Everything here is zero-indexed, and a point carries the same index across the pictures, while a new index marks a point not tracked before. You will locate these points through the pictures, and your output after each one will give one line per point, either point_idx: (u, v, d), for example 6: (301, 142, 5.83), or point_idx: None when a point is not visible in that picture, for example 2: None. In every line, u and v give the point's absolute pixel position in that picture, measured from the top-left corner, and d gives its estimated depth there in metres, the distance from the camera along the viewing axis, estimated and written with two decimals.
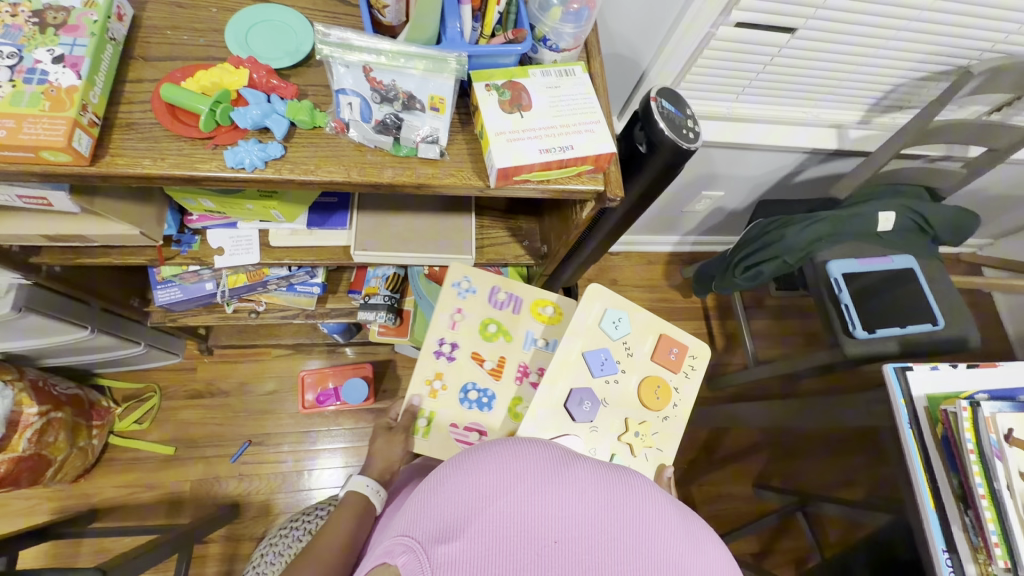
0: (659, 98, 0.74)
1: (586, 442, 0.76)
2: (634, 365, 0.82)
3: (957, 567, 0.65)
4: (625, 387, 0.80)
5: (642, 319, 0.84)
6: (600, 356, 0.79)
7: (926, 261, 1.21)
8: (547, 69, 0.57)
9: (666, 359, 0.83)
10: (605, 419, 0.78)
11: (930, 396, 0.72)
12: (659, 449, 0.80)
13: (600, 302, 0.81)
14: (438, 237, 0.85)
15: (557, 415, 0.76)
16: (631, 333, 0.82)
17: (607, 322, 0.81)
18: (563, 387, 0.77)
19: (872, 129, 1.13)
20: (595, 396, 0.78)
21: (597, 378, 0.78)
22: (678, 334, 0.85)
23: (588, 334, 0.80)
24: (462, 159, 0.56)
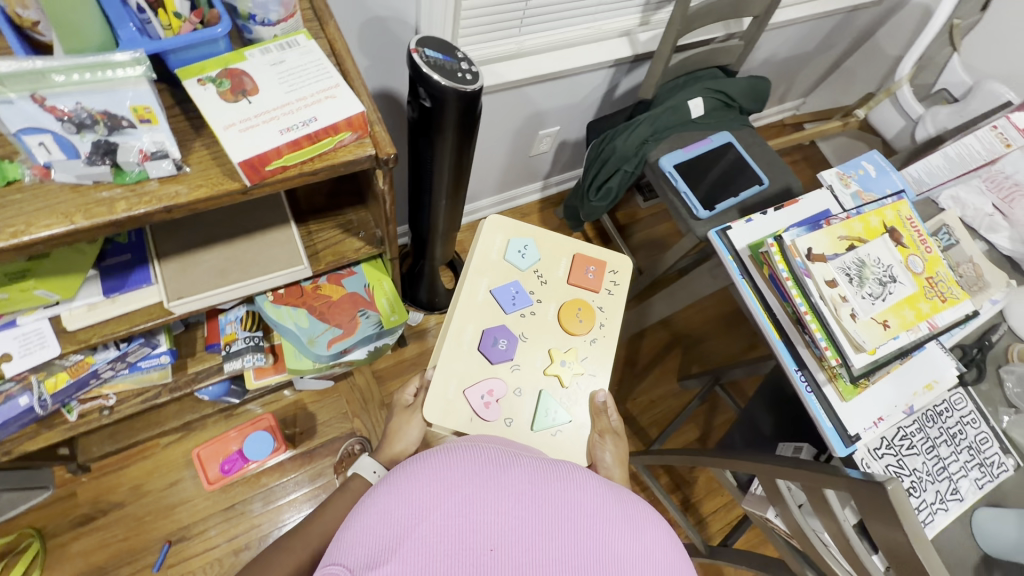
0: (420, 48, 0.73)
1: (510, 383, 0.76)
2: (549, 293, 0.82)
3: (811, 381, 0.74)
4: (543, 317, 0.80)
5: (551, 246, 0.86)
6: (508, 290, 0.80)
7: (741, 132, 1.33)
8: (266, 45, 0.53)
9: (584, 279, 0.83)
10: (527, 355, 0.78)
11: (751, 244, 0.80)
12: (591, 374, 0.79)
13: (503, 238, 0.84)
14: (261, 258, 0.79)
15: (473, 360, 0.76)
16: (541, 261, 0.84)
17: (513, 253, 0.83)
18: (475, 329, 0.78)
19: (655, 28, 1.20)
20: (510, 332, 0.78)
21: (509, 313, 0.79)
22: (592, 251, 0.86)
23: (498, 270, 0.82)
24: (210, 167, 0.51)
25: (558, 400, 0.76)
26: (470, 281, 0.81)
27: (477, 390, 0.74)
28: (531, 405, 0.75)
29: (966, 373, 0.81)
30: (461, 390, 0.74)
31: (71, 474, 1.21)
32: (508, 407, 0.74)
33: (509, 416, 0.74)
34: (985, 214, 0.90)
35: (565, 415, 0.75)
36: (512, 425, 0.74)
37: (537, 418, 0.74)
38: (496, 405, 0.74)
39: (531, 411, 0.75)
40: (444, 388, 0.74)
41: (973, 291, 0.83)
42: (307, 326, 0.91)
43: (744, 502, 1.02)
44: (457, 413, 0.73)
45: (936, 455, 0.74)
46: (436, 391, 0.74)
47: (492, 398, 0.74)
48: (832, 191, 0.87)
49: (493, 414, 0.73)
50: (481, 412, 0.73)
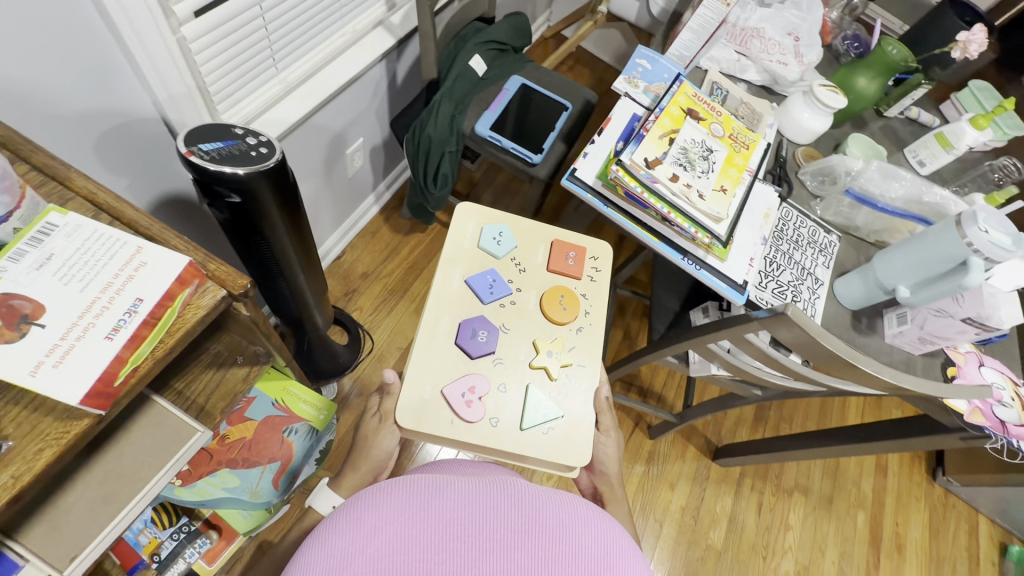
0: (192, 148, 0.62)
1: (494, 378, 0.71)
2: (528, 282, 0.79)
3: (696, 260, 0.86)
4: (524, 307, 0.77)
5: (527, 234, 0.84)
6: (485, 280, 0.77)
7: (524, 68, 1.39)
8: (12, 249, 0.41)
9: (564, 265, 0.81)
10: (512, 348, 0.74)
11: (599, 174, 0.87)
12: (580, 366, 0.75)
13: (476, 226, 0.82)
14: (143, 454, 0.64)
15: (451, 355, 0.72)
16: (517, 249, 0.81)
17: (488, 240, 0.80)
18: (450, 323, 0.74)
19: (403, 6, 1.16)
20: (490, 323, 0.74)
21: (488, 304, 0.76)
22: (573, 237, 0.84)
23: (472, 258, 0.79)
24: (35, 424, 0.40)
25: (546, 395, 0.71)
26: (444, 271, 0.78)
27: (458, 387, 0.69)
28: (516, 400, 0.71)
29: (782, 190, 1.00)
30: (438, 390, 0.70)
31: None
32: (494, 404, 0.70)
33: (496, 415, 0.69)
34: (735, 61, 1.10)
35: (556, 411, 0.71)
36: (496, 426, 0.69)
37: (527, 416, 0.69)
38: (478, 404, 0.69)
39: (519, 407, 0.70)
40: (420, 388, 0.69)
41: (756, 125, 1.01)
42: (239, 483, 0.81)
43: (691, 371, 1.17)
44: (437, 413, 0.68)
45: (797, 261, 0.93)
46: (411, 393, 0.69)
47: (473, 396, 0.69)
48: (629, 96, 0.97)
49: (476, 413, 0.68)
50: (464, 411, 0.68)
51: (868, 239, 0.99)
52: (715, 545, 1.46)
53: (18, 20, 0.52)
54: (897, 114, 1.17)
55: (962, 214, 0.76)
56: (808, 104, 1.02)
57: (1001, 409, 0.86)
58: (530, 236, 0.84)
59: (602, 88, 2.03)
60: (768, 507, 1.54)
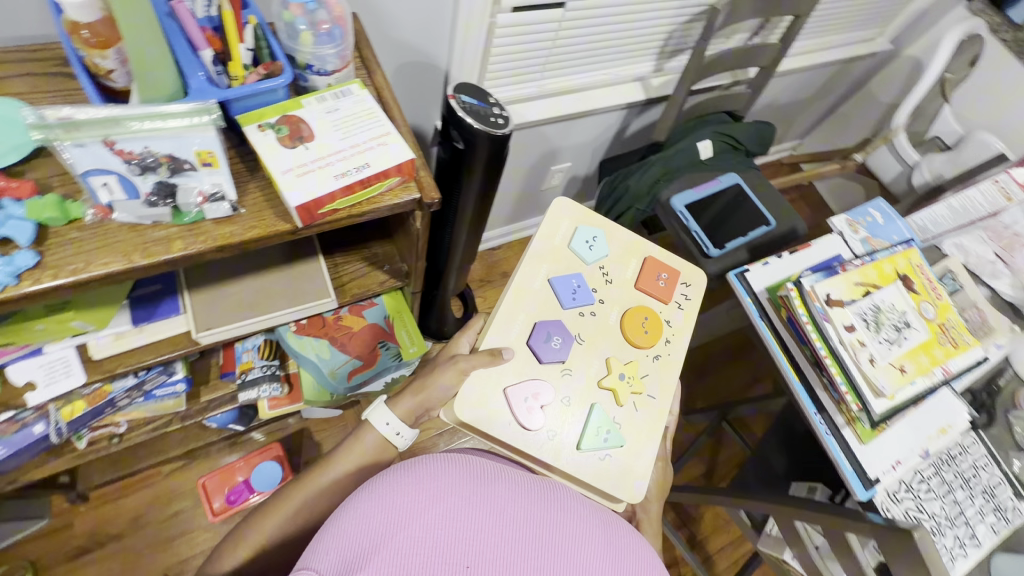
0: (457, 95, 0.77)
1: (559, 388, 0.66)
2: (613, 296, 0.73)
3: (831, 424, 0.76)
4: (603, 321, 0.71)
5: (622, 244, 0.77)
6: (570, 283, 0.71)
7: (747, 173, 1.36)
8: (322, 94, 0.55)
9: (654, 285, 0.75)
10: (583, 362, 0.69)
11: (769, 287, 0.83)
12: (649, 396, 0.70)
13: (569, 224, 0.76)
14: (292, 291, 0.80)
15: (520, 355, 0.67)
16: (608, 257, 0.75)
17: (579, 242, 0.74)
18: (526, 321, 0.68)
19: (668, 74, 1.27)
20: (566, 330, 0.69)
21: (568, 310, 0.70)
22: (668, 258, 0.77)
23: (560, 257, 0.73)
24: (262, 209, 0.53)
25: (611, 420, 0.66)
26: (528, 265, 0.72)
27: (522, 390, 0.64)
28: (580, 419, 0.66)
29: (977, 417, 0.83)
30: (503, 386, 0.65)
31: (69, 503, 1.18)
32: (555, 417, 0.65)
33: (553, 429, 0.64)
34: (988, 262, 0.94)
35: (617, 439, 0.66)
36: (553, 440, 0.64)
37: (586, 437, 0.64)
38: (540, 413, 0.64)
39: (580, 426, 0.65)
40: (480, 384, 0.64)
41: (980, 336, 0.86)
42: (328, 357, 0.93)
43: (759, 544, 1.01)
44: (496, 413, 0.63)
45: (953, 500, 0.75)
46: (472, 384, 0.64)
47: (537, 403, 0.64)
48: (842, 237, 0.91)
49: (535, 422, 0.63)
50: (524, 416, 0.63)
51: None
52: None
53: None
54: None
55: None
56: None
57: None
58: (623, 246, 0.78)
59: (815, 231, 1.90)
60: None
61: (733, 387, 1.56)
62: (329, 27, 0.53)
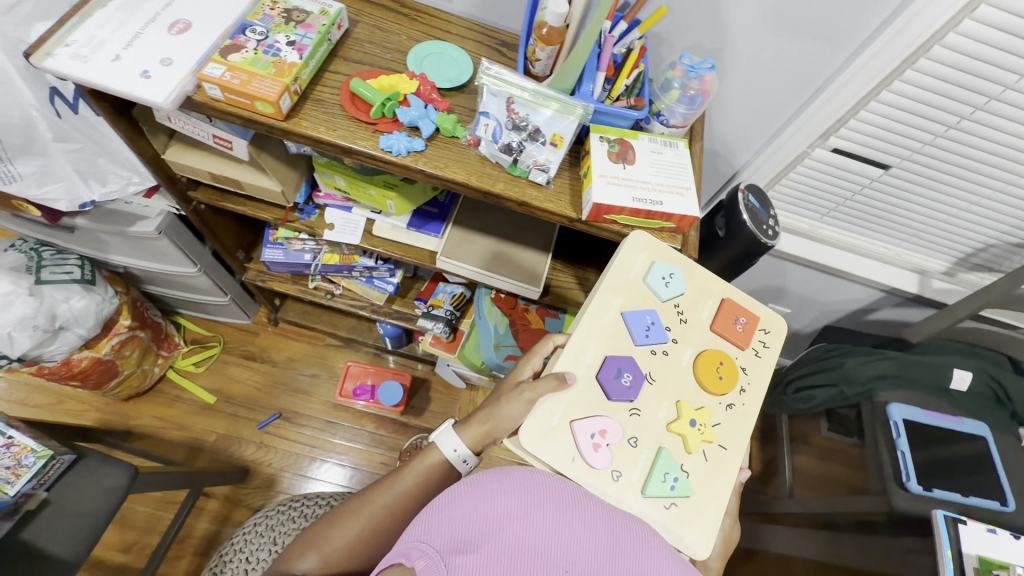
0: (746, 192, 0.82)
1: (625, 427, 0.59)
2: (687, 336, 0.65)
3: None
4: (676, 362, 0.63)
5: (697, 278, 0.68)
6: (644, 320, 0.63)
7: (1011, 440, 1.07)
8: (654, 137, 0.66)
9: (733, 330, 0.66)
10: (652, 403, 0.61)
11: (983, 559, 0.68)
12: (721, 446, 0.62)
13: (646, 257, 0.66)
14: (515, 267, 0.92)
15: (585, 388, 0.60)
16: (684, 295, 0.66)
17: (656, 278, 0.65)
18: (596, 354, 0.61)
19: (956, 284, 1.14)
20: (637, 367, 0.61)
21: (641, 347, 0.62)
22: (744, 298, 0.69)
23: (632, 290, 0.64)
24: (562, 192, 0.65)
25: (679, 466, 0.59)
26: (600, 295, 0.64)
27: (589, 424, 0.58)
28: (645, 461, 0.59)
29: None
30: (568, 419, 0.58)
31: (264, 319, 1.51)
32: (622, 456, 0.58)
33: (617, 468, 0.57)
34: None
35: (685, 486, 0.58)
36: (617, 482, 0.57)
37: (651, 481, 0.57)
38: (606, 451, 0.57)
39: (644, 470, 0.58)
40: (547, 416, 0.58)
41: None
42: (500, 332, 1.04)
43: None
44: (560, 446, 0.57)
45: None
46: (535, 421, 0.58)
47: (602, 441, 0.57)
48: None
49: (603, 461, 0.56)
50: (589, 455, 0.56)
51: None
52: None
53: (767, 91, 0.83)
54: None
55: None
56: None
57: None
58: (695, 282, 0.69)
59: None
60: None
61: None
62: (693, 93, 0.64)
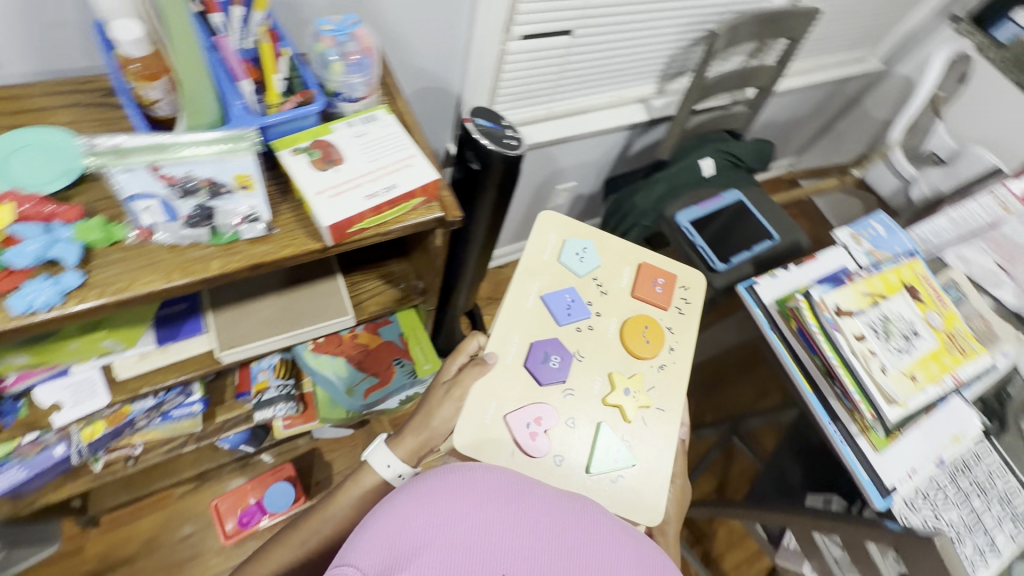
0: (472, 119, 0.82)
1: (562, 409, 0.73)
2: (608, 307, 0.83)
3: (845, 435, 0.77)
4: (600, 333, 0.80)
5: (611, 256, 0.88)
6: (564, 299, 0.81)
7: (751, 188, 1.40)
8: (350, 119, 0.58)
9: (650, 293, 0.84)
10: (584, 380, 0.76)
11: (778, 298, 0.85)
12: (659, 409, 0.77)
13: (556, 239, 0.86)
14: (311, 309, 0.82)
15: (518, 376, 0.74)
16: (600, 269, 0.85)
17: (570, 256, 0.85)
18: (521, 341, 0.77)
19: (669, 97, 1.31)
20: (564, 349, 0.77)
21: (564, 326, 0.79)
22: (661, 264, 0.88)
23: (552, 275, 0.83)
24: (294, 228, 0.55)
25: (619, 438, 0.73)
26: (522, 283, 0.82)
27: (524, 416, 0.71)
28: (587, 437, 0.72)
29: (989, 425, 0.85)
30: (500, 415, 0.71)
31: (79, 528, 1.17)
32: (559, 441, 0.71)
33: (559, 453, 0.70)
34: (989, 272, 0.97)
35: (628, 458, 0.72)
36: (560, 465, 0.70)
37: (595, 460, 0.71)
38: (544, 437, 0.70)
39: (587, 448, 0.72)
40: (481, 412, 0.71)
41: (987, 345, 0.88)
42: (345, 375, 0.94)
43: (776, 557, 0.99)
44: (498, 439, 0.70)
45: (970, 506, 0.76)
46: (473, 414, 0.71)
47: (539, 428, 0.71)
48: (846, 249, 0.95)
49: (540, 447, 0.69)
50: (527, 443, 0.69)
51: None
52: None
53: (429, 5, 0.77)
54: None
55: None
56: None
57: None
58: (614, 257, 0.88)
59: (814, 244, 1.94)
60: None
61: (743, 400, 1.56)
62: (358, 58, 0.57)
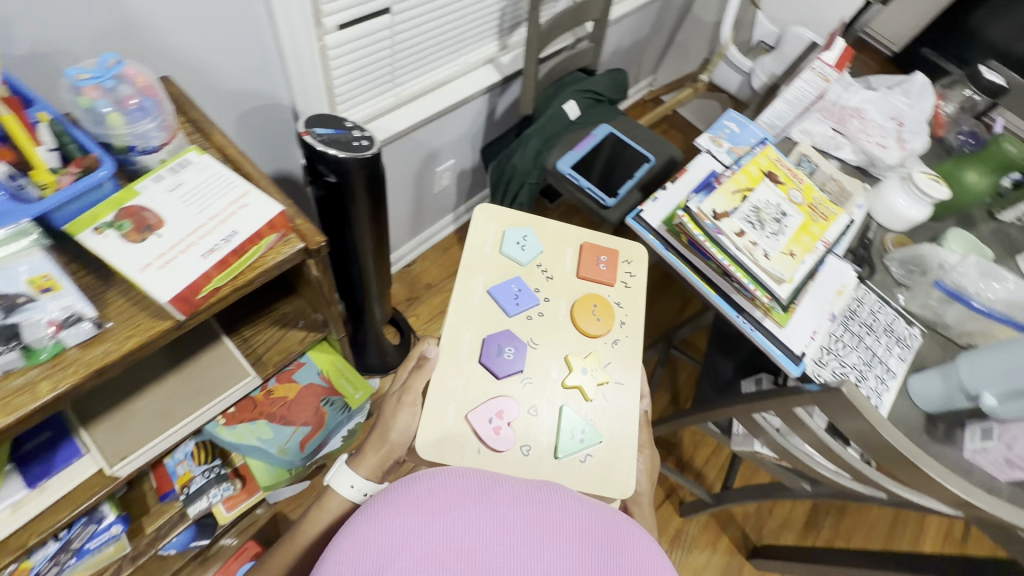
0: (309, 130, 0.74)
1: (523, 399, 0.73)
2: (555, 291, 0.82)
3: (753, 322, 0.83)
4: (551, 317, 0.80)
5: (552, 239, 0.87)
6: (510, 290, 0.80)
7: (615, 119, 1.44)
8: (156, 173, 0.51)
9: (596, 271, 0.84)
10: (541, 367, 0.76)
11: (664, 219, 0.88)
12: (618, 383, 0.77)
13: (497, 230, 0.85)
14: (205, 383, 0.74)
15: (474, 373, 0.74)
16: (542, 255, 0.85)
17: (511, 247, 0.84)
18: (473, 338, 0.76)
19: (514, 50, 1.29)
20: (517, 339, 0.77)
21: (514, 316, 0.78)
22: (603, 241, 0.87)
23: (496, 267, 0.82)
24: (133, 313, 0.48)
25: (582, 418, 0.73)
26: (466, 280, 0.81)
27: (485, 412, 0.71)
28: (551, 423, 0.72)
29: (862, 270, 0.95)
30: (461, 415, 0.71)
31: None
32: (524, 431, 0.71)
33: (525, 443, 0.70)
34: (829, 138, 1.08)
35: (594, 436, 0.72)
36: (528, 454, 0.70)
37: (562, 443, 0.71)
38: (507, 430, 0.70)
39: (553, 432, 0.72)
40: (442, 417, 0.71)
41: (842, 202, 1.00)
42: (272, 436, 0.86)
43: (731, 444, 1.08)
44: (463, 440, 0.69)
45: (867, 346, 0.86)
46: (432, 419, 0.70)
47: (501, 421, 0.70)
48: (711, 154, 1.00)
49: (505, 440, 0.69)
50: (491, 438, 0.69)
51: (958, 341, 0.90)
52: None
53: (216, 14, 0.68)
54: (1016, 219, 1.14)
55: None
56: (905, 190, 0.99)
57: None
58: (556, 241, 0.88)
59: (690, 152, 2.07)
60: None
61: (670, 314, 1.67)
62: (138, 102, 0.50)
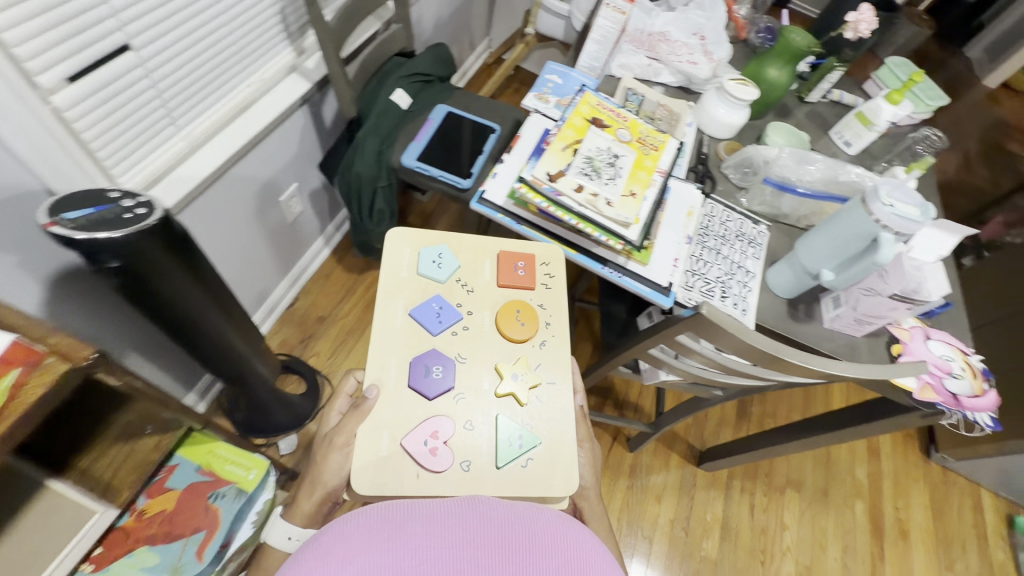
0: (52, 220, 0.60)
1: (459, 415, 0.68)
2: (477, 303, 0.77)
3: (617, 268, 0.85)
4: (476, 329, 0.75)
5: (468, 251, 0.82)
6: (431, 309, 0.74)
7: (450, 96, 1.39)
8: None
9: (514, 277, 0.79)
10: (472, 380, 0.71)
11: (507, 194, 0.86)
12: (550, 382, 0.73)
13: (411, 251, 0.80)
14: (44, 541, 0.62)
15: (405, 398, 0.68)
16: (460, 269, 0.80)
17: (428, 266, 0.79)
18: (399, 364, 0.70)
19: (314, 51, 1.17)
20: (444, 356, 0.71)
21: (439, 334, 0.73)
22: (519, 247, 0.83)
23: (414, 288, 0.77)
24: None
25: (519, 423, 0.68)
26: (385, 306, 0.75)
27: (419, 435, 0.65)
28: (488, 435, 0.67)
29: (705, 186, 1.00)
30: (396, 443, 0.65)
31: None
32: (463, 447, 0.66)
33: (464, 458, 0.65)
34: (646, 67, 1.11)
35: (532, 438, 0.67)
36: (468, 470, 0.65)
37: (501, 452, 0.66)
38: (444, 450, 0.64)
39: (492, 444, 0.66)
40: (375, 446, 0.65)
41: (674, 126, 1.05)
42: (159, 560, 0.73)
43: (642, 379, 1.13)
44: (399, 469, 0.63)
45: (726, 257, 0.90)
46: (366, 452, 0.64)
47: (437, 441, 0.65)
48: (540, 112, 0.99)
49: (443, 460, 0.63)
50: (428, 461, 0.63)
51: (799, 224, 0.98)
52: (710, 556, 1.51)
53: None
54: (820, 98, 1.26)
55: (864, 191, 0.73)
56: (722, 100, 1.05)
57: (952, 382, 0.86)
58: (472, 253, 0.83)
59: None
60: (761, 507, 1.61)
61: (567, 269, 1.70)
62: None
